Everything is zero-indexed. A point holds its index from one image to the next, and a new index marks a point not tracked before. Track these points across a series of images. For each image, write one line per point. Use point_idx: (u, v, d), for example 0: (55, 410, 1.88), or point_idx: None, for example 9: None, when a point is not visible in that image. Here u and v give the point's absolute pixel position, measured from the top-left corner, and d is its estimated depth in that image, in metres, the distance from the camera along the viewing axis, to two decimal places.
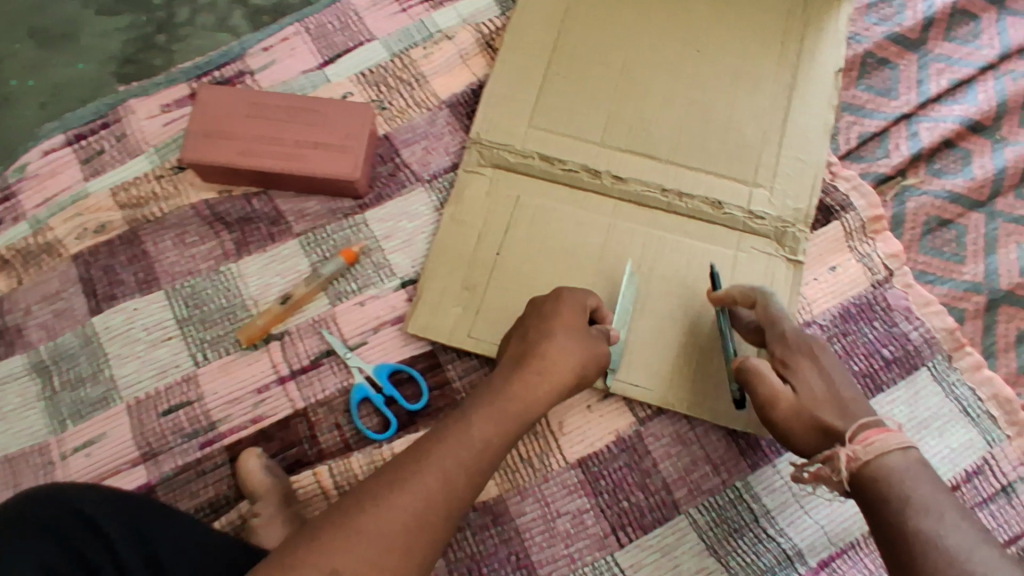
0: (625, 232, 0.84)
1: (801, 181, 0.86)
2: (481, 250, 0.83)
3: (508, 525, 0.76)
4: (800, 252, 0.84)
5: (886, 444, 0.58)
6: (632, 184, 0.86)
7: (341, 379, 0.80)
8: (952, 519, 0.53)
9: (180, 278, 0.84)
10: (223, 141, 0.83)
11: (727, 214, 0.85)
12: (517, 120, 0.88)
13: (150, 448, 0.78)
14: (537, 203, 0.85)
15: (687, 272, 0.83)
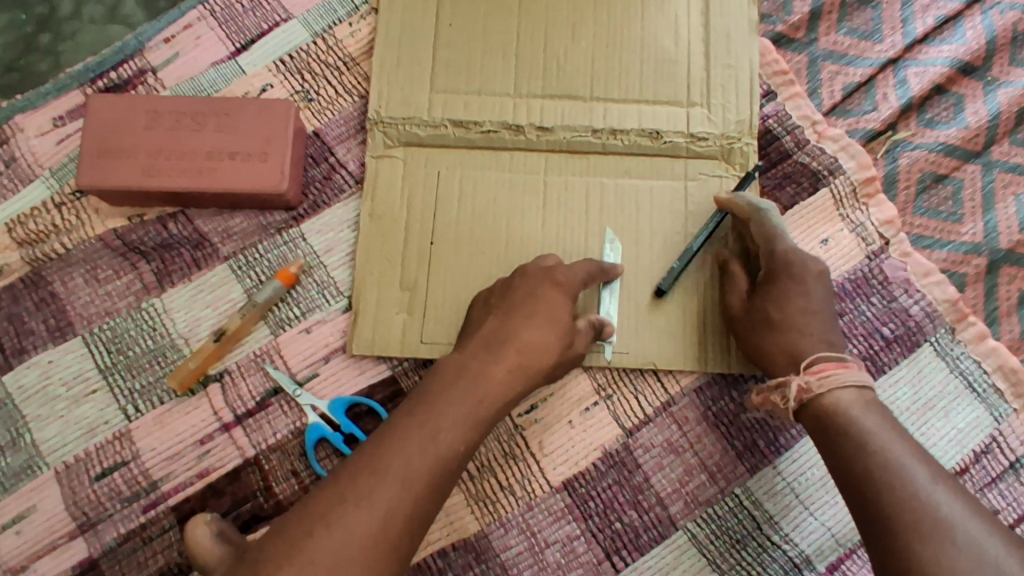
0: (563, 187, 0.76)
1: (737, 89, 0.78)
2: (412, 241, 0.75)
3: (492, 561, 0.70)
4: (751, 166, 0.77)
5: (839, 377, 0.61)
6: (559, 132, 0.77)
7: (293, 419, 0.72)
8: (903, 448, 0.56)
9: (97, 320, 0.74)
10: (123, 160, 0.72)
11: (668, 142, 0.77)
12: (415, 90, 0.79)
13: (87, 518, 0.70)
14: (460, 176, 0.76)
15: (639, 219, 0.76)
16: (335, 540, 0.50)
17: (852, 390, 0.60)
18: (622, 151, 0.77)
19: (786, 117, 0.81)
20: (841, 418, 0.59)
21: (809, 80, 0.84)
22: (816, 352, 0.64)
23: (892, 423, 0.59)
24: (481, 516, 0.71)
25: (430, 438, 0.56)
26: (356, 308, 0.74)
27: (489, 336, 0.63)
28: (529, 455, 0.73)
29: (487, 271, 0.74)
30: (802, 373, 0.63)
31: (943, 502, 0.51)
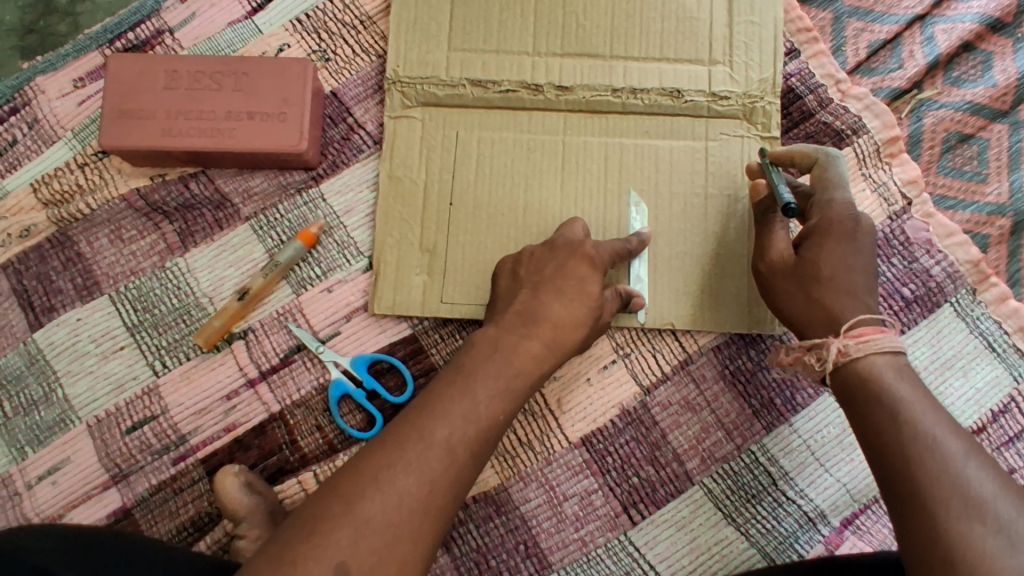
0: (582, 147, 0.76)
1: (761, 47, 0.77)
2: (432, 203, 0.75)
3: (512, 513, 0.72)
4: (774, 127, 0.76)
5: (881, 344, 0.56)
6: (579, 91, 0.77)
7: (316, 375, 0.73)
8: (942, 420, 0.51)
9: (123, 279, 0.76)
10: (143, 121, 0.72)
11: (689, 101, 0.76)
12: (432, 49, 0.78)
13: (119, 470, 0.72)
14: (479, 136, 0.76)
15: (658, 179, 0.75)
16: (380, 498, 0.51)
17: (890, 356, 0.55)
18: (641, 110, 0.77)
19: (809, 76, 0.79)
20: (872, 386, 0.54)
21: (834, 37, 0.82)
22: (858, 316, 0.59)
23: (928, 393, 0.53)
24: (501, 470, 0.73)
25: (471, 410, 0.57)
26: (377, 270, 0.74)
27: (522, 310, 0.64)
28: (547, 412, 0.74)
29: (505, 233, 0.74)
30: (840, 337, 0.57)
31: (979, 481, 0.46)
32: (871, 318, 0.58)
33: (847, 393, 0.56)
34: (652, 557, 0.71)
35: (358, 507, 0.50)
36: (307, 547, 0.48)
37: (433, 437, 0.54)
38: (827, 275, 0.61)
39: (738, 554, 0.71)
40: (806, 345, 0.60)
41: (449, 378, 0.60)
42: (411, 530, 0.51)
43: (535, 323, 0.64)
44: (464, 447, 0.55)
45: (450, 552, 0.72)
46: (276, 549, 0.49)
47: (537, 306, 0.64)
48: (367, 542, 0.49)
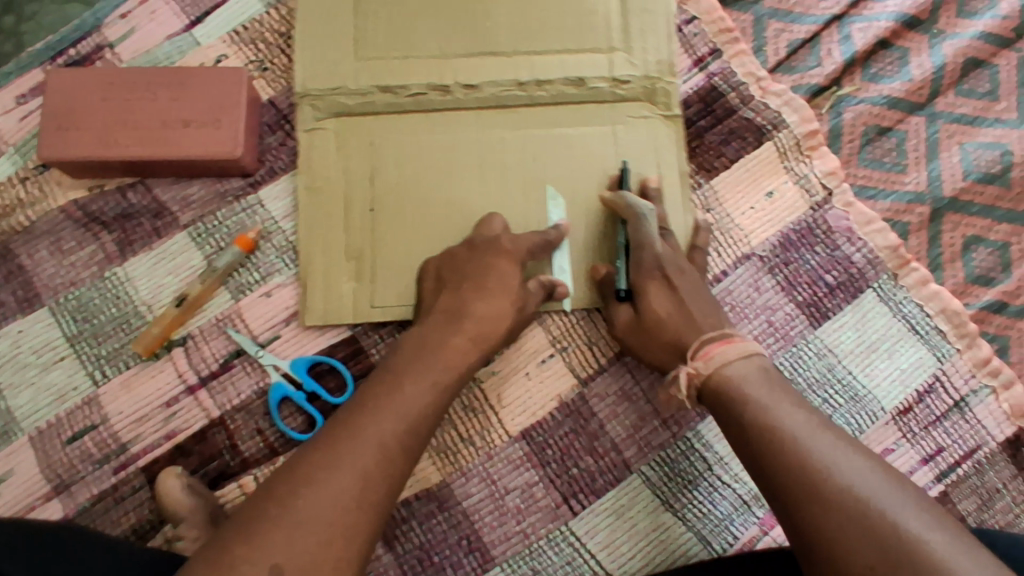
0: (496, 142, 0.78)
1: (656, 31, 0.81)
2: (352, 205, 0.76)
3: (454, 509, 0.73)
4: (675, 106, 0.79)
5: (724, 356, 0.62)
6: (486, 87, 0.79)
7: (256, 380, 0.74)
8: (786, 412, 0.56)
9: (63, 290, 0.76)
10: (79, 133, 0.73)
11: (593, 87, 0.79)
12: (339, 60, 0.80)
13: (61, 480, 0.72)
14: (395, 138, 0.78)
15: (572, 166, 0.78)
16: (311, 496, 0.51)
17: (738, 363, 0.62)
18: (549, 101, 0.79)
19: (731, 75, 0.82)
20: (735, 398, 0.59)
21: (755, 38, 0.86)
22: (703, 335, 0.66)
23: (780, 389, 0.59)
24: (442, 466, 0.74)
25: (402, 406, 0.59)
26: (304, 279, 0.75)
27: (446, 310, 0.68)
28: (487, 407, 0.75)
29: (429, 228, 0.76)
30: (690, 361, 0.65)
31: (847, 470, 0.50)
32: (717, 334, 0.66)
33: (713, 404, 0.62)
34: (593, 546, 0.72)
35: (293, 504, 0.51)
36: (241, 550, 0.48)
37: (363, 433, 0.56)
38: (663, 314, 0.69)
39: (675, 539, 0.72)
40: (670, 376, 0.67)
41: (377, 379, 0.62)
42: (346, 523, 0.51)
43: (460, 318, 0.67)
44: (395, 440, 0.57)
45: (393, 550, 0.72)
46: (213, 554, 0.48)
47: (459, 307, 0.67)
48: (302, 540, 0.49)
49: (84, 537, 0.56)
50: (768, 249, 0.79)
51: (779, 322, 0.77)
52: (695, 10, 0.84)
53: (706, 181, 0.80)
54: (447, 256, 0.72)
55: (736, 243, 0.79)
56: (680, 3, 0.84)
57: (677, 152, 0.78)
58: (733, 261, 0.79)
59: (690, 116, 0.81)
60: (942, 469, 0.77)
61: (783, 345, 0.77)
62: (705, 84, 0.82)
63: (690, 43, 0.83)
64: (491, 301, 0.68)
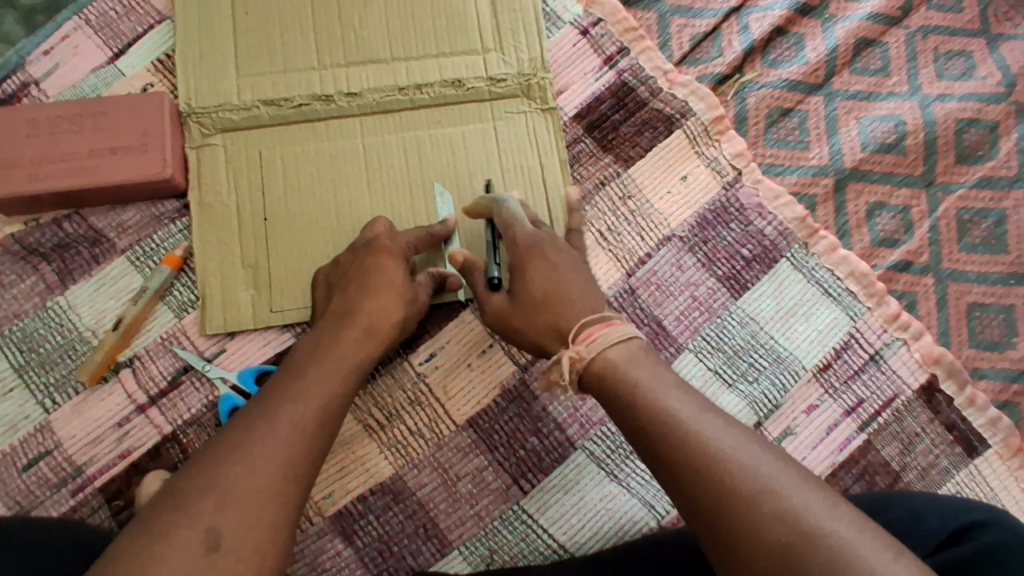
0: (381, 147, 0.82)
1: (526, 29, 0.86)
2: (246, 219, 0.79)
3: (409, 500, 0.76)
4: (551, 99, 0.84)
5: (607, 338, 0.60)
6: (368, 95, 0.83)
7: (205, 393, 0.76)
8: (672, 394, 0.55)
9: (7, 322, 0.77)
10: (11, 167, 0.75)
11: (470, 88, 0.84)
12: (222, 77, 0.82)
13: (19, 508, 0.73)
14: (283, 152, 0.81)
15: (456, 163, 0.82)
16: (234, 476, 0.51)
17: (619, 346, 0.59)
18: (430, 103, 0.83)
19: (640, 70, 0.88)
20: (627, 392, 0.56)
21: (661, 34, 0.91)
22: (580, 320, 0.63)
23: (662, 371, 0.58)
24: (395, 460, 0.77)
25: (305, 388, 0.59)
26: (203, 295, 0.77)
27: (337, 310, 0.68)
28: (434, 400, 0.78)
29: (322, 235, 0.79)
30: (571, 346, 0.61)
31: (745, 455, 0.49)
32: (595, 318, 0.63)
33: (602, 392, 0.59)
34: (544, 521, 0.76)
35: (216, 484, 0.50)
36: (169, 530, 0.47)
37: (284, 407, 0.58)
38: (539, 296, 0.66)
39: (622, 508, 0.76)
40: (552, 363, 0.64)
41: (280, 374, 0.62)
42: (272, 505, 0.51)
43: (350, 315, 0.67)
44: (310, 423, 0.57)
45: (352, 545, 0.75)
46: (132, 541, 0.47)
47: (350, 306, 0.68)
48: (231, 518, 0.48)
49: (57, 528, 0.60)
50: (687, 229, 0.84)
51: (702, 296, 0.82)
52: (600, 12, 0.89)
53: (625, 170, 0.85)
54: (333, 266, 0.74)
55: (657, 227, 0.84)
56: (585, 7, 0.89)
57: (555, 141, 0.84)
58: (656, 243, 0.84)
59: (605, 111, 0.86)
60: (864, 419, 0.83)
61: (708, 317, 0.82)
62: (616, 80, 0.87)
63: (598, 43, 0.88)
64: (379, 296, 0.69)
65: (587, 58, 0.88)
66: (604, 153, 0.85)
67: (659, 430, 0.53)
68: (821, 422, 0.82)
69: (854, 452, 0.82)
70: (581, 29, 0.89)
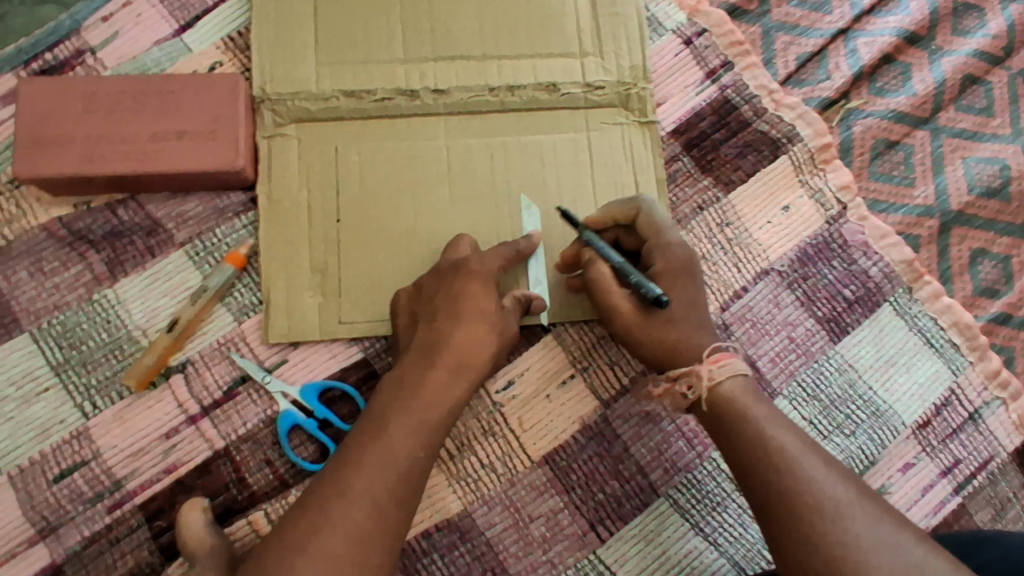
0: (465, 150, 0.75)
1: (628, 35, 0.80)
2: (317, 219, 0.72)
3: (477, 540, 0.70)
4: (650, 112, 0.78)
5: (736, 366, 0.62)
6: (456, 93, 0.76)
7: (263, 408, 0.70)
8: (785, 436, 0.58)
9: (46, 314, 0.70)
10: (62, 146, 0.67)
11: (565, 94, 0.77)
12: (300, 63, 0.75)
13: (47, 523, 0.66)
14: (360, 149, 0.74)
15: (545, 174, 0.75)
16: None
17: (739, 379, 0.62)
18: (521, 107, 0.77)
19: (743, 87, 0.82)
20: (749, 422, 0.59)
21: (764, 50, 0.85)
22: (713, 343, 0.65)
23: (782, 419, 0.60)
24: (464, 495, 0.71)
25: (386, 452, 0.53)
26: (267, 299, 0.71)
27: (421, 344, 0.62)
28: (508, 432, 0.72)
29: (397, 242, 0.72)
30: (704, 362, 0.63)
31: (874, 528, 0.51)
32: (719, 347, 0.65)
33: (716, 417, 0.62)
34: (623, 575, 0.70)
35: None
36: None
37: None
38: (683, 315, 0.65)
39: (707, 565, 0.70)
40: (676, 375, 0.64)
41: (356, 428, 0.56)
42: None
43: (438, 349, 0.61)
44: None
45: None
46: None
47: (437, 337, 0.62)
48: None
49: None
50: (787, 263, 0.78)
51: (800, 338, 0.77)
52: (705, 23, 0.83)
53: (725, 195, 0.79)
54: (416, 290, 0.67)
55: (755, 259, 0.78)
56: (690, 16, 0.83)
57: (652, 157, 0.77)
58: (754, 276, 0.78)
59: (705, 129, 0.80)
60: (961, 482, 0.76)
61: (805, 361, 0.76)
62: (718, 96, 0.81)
63: (701, 55, 0.82)
64: (469, 327, 0.63)
65: (688, 70, 0.82)
66: (703, 175, 0.79)
67: (776, 465, 0.56)
68: (916, 483, 0.75)
69: (949, 516, 0.75)
70: (684, 39, 0.82)
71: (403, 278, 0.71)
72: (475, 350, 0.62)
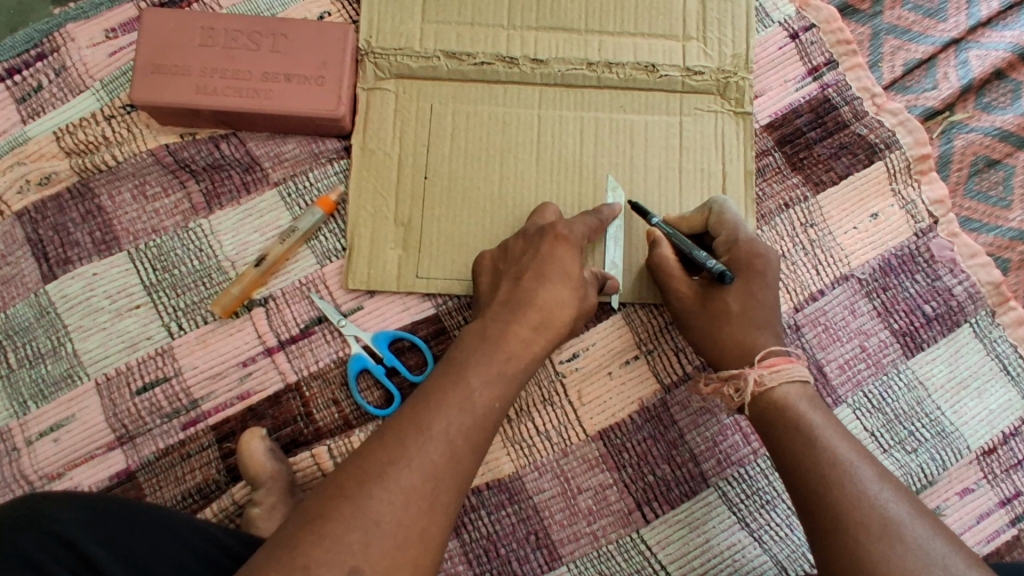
0: (557, 122, 0.76)
1: (734, 23, 0.79)
2: (406, 173, 0.75)
3: (524, 503, 0.71)
4: (746, 103, 0.77)
5: (790, 373, 0.62)
6: (554, 65, 0.77)
7: (336, 348, 0.72)
8: (837, 444, 0.57)
9: (144, 236, 0.74)
10: (177, 78, 0.70)
11: (663, 76, 0.77)
12: (407, 20, 0.77)
13: (126, 431, 0.70)
14: (454, 110, 0.76)
15: (633, 153, 0.76)
16: (385, 497, 0.47)
17: (796, 385, 0.62)
18: (617, 84, 0.77)
19: (846, 87, 0.80)
20: (802, 430, 0.59)
21: (871, 52, 0.83)
22: (769, 346, 0.65)
23: (836, 428, 0.59)
24: (516, 458, 0.72)
25: (465, 398, 0.54)
26: (351, 245, 0.73)
27: (504, 300, 0.63)
28: (566, 403, 0.73)
29: (481, 205, 0.74)
30: (755, 367, 0.63)
31: (924, 545, 0.50)
32: (779, 348, 0.64)
33: (766, 420, 0.62)
34: (663, 557, 0.70)
35: (366, 507, 0.47)
36: (317, 552, 0.44)
37: (447, 402, 0.53)
38: None
39: (748, 560, 0.70)
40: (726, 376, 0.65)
41: (441, 371, 0.57)
42: (419, 531, 0.47)
43: (522, 306, 0.62)
44: (463, 439, 0.52)
45: (459, 538, 0.71)
46: (283, 554, 0.44)
47: (520, 296, 0.63)
48: (378, 545, 0.46)
49: (149, 513, 0.54)
50: (868, 272, 0.77)
51: (872, 348, 0.75)
52: (814, 17, 0.81)
53: (814, 195, 0.78)
54: (501, 252, 0.69)
55: (836, 263, 0.77)
56: (799, 10, 0.81)
57: (742, 148, 0.77)
58: (832, 281, 0.77)
59: (801, 126, 0.79)
60: (1019, 513, 0.74)
61: (874, 372, 0.75)
62: (818, 94, 0.80)
63: (806, 51, 0.80)
64: (552, 292, 0.64)
65: (791, 64, 0.80)
66: (792, 172, 0.78)
67: (826, 475, 0.55)
68: (972, 509, 0.74)
69: (1002, 546, 0.73)
70: (790, 32, 0.81)
71: (484, 239, 0.74)
72: (558, 310, 0.63)
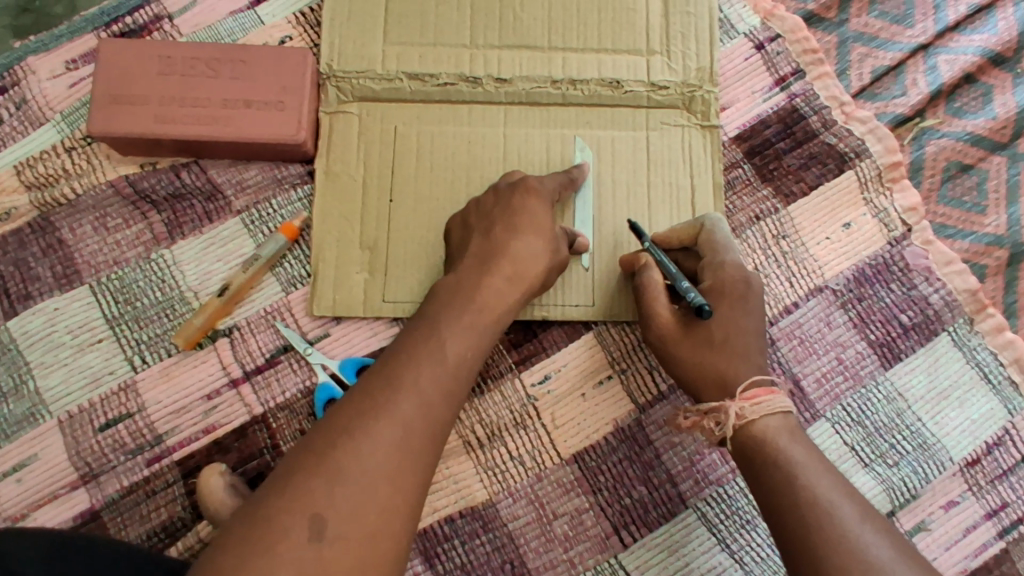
0: (523, 140, 0.76)
1: (698, 37, 0.78)
2: (372, 196, 0.74)
3: (499, 531, 0.70)
4: (712, 116, 0.77)
5: (772, 405, 0.57)
6: (519, 83, 0.76)
7: (302, 378, 0.71)
8: (822, 482, 0.52)
9: (105, 269, 0.73)
10: (136, 108, 0.70)
11: (628, 91, 0.77)
12: (369, 42, 0.77)
13: (89, 470, 0.69)
14: (419, 132, 0.75)
15: (600, 169, 0.76)
16: None
17: (779, 418, 0.57)
18: (583, 101, 0.77)
19: (813, 97, 0.79)
20: (781, 465, 0.54)
21: (838, 61, 0.82)
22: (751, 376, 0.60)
23: (818, 461, 0.54)
24: (489, 485, 0.71)
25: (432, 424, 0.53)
26: (316, 271, 0.72)
27: None
28: (539, 427, 0.72)
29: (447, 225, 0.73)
30: (735, 400, 0.58)
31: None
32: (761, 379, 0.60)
33: (744, 454, 0.57)
34: None
35: None
36: None
37: None
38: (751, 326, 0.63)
39: None
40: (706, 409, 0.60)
41: None
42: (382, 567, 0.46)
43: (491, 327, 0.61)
44: (429, 469, 0.51)
45: (432, 569, 0.69)
46: None
47: None
48: None
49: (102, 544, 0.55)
50: (842, 282, 0.76)
51: (849, 360, 0.74)
52: (779, 28, 0.81)
53: (785, 207, 0.77)
54: None
55: (809, 274, 0.76)
56: (763, 20, 0.81)
57: (710, 159, 0.76)
58: (805, 293, 0.75)
59: (769, 137, 0.78)
60: (1006, 526, 0.72)
61: (852, 385, 0.74)
62: (786, 105, 0.79)
63: (772, 62, 0.80)
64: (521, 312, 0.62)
65: (758, 75, 0.80)
66: (762, 184, 0.77)
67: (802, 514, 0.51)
68: (958, 522, 0.72)
69: (990, 561, 0.71)
70: (755, 44, 0.80)
71: None
72: None
